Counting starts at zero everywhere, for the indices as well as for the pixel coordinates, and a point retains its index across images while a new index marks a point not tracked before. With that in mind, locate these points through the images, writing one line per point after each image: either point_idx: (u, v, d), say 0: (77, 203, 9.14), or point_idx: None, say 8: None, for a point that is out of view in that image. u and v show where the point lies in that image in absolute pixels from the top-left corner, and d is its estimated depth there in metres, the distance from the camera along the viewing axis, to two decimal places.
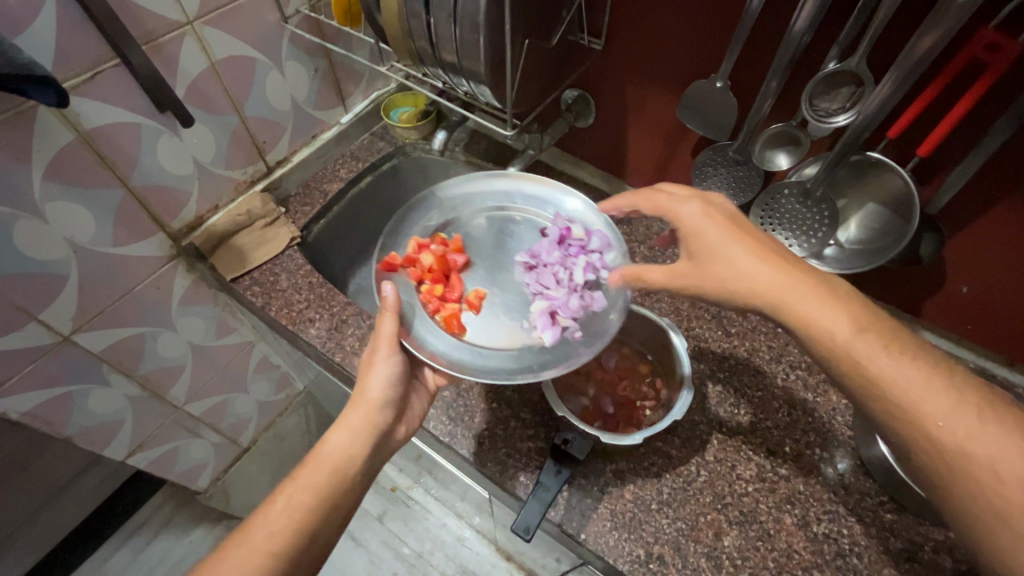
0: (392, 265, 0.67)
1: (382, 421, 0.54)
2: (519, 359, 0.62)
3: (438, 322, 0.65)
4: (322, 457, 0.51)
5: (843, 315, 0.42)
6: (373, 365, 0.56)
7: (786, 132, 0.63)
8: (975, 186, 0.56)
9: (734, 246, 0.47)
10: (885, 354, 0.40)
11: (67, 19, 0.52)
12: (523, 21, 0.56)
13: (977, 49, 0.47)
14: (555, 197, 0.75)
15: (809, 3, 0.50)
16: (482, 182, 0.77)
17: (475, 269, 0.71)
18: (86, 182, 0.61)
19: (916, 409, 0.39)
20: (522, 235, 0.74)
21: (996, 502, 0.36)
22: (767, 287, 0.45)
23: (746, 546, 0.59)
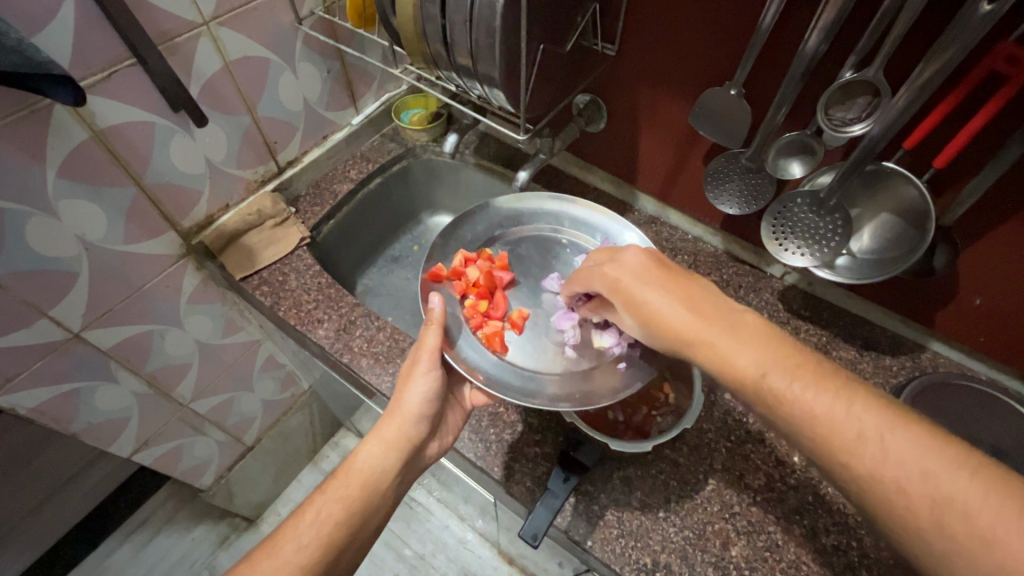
0: (438, 276, 0.69)
1: (415, 434, 0.57)
2: (564, 385, 0.62)
3: (479, 338, 0.65)
4: (355, 470, 0.54)
5: (753, 356, 0.44)
6: (414, 376, 0.57)
7: (799, 141, 0.62)
8: (992, 198, 0.56)
9: (646, 297, 0.51)
10: (792, 382, 0.41)
11: (84, 18, 0.53)
12: (539, 26, 0.56)
13: (997, 61, 0.47)
14: (604, 224, 0.76)
15: (827, 12, 0.49)
16: (534, 202, 0.78)
17: (523, 288, 0.74)
18: (100, 181, 0.61)
19: (825, 435, 0.39)
20: (567, 258, 0.76)
21: (910, 520, 0.36)
22: (688, 333, 0.48)
23: (754, 556, 0.58)
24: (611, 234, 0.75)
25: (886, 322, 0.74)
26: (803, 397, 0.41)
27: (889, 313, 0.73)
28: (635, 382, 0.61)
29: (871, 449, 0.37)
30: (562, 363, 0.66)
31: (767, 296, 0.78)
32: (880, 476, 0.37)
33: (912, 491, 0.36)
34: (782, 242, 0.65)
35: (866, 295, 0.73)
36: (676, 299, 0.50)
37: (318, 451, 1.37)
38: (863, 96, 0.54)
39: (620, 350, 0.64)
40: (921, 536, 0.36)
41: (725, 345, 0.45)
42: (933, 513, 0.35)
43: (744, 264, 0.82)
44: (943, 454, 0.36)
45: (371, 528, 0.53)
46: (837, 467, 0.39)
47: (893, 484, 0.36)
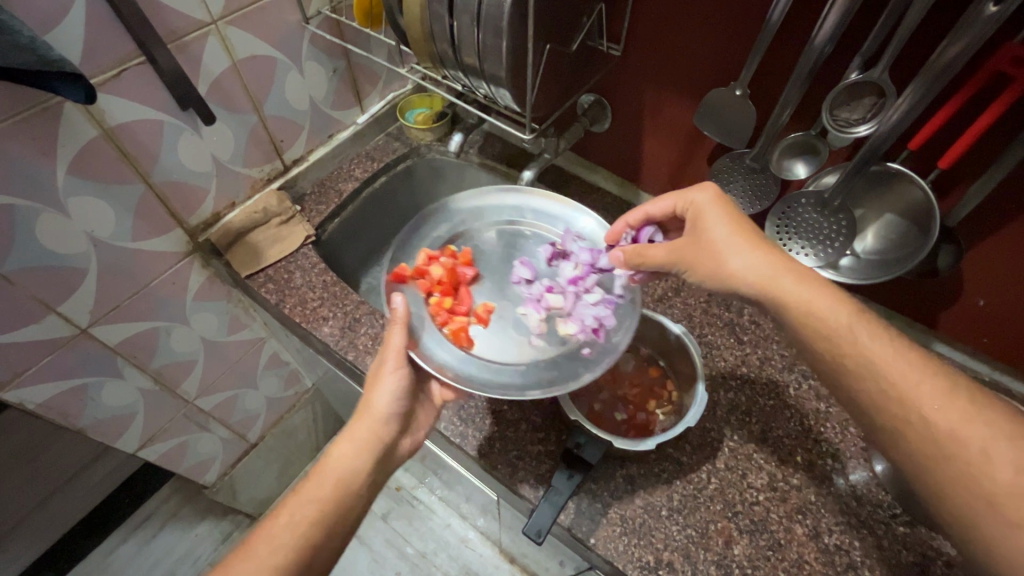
0: (401, 277, 0.67)
1: (386, 434, 0.56)
2: (532, 372, 0.63)
3: (446, 335, 0.65)
4: (328, 470, 0.52)
5: (842, 313, 0.46)
6: (381, 376, 0.57)
7: (805, 141, 0.63)
8: (997, 199, 0.56)
9: (719, 235, 0.53)
10: (884, 343, 0.44)
11: (94, 16, 0.53)
12: (545, 26, 0.56)
13: (1002, 62, 0.47)
14: (566, 214, 0.76)
15: (833, 13, 0.50)
16: (493, 197, 0.78)
17: (487, 282, 0.73)
18: (109, 178, 0.62)
19: (913, 394, 0.42)
20: (531, 250, 0.76)
21: (985, 483, 0.38)
22: (751, 275, 0.50)
23: (757, 556, 0.58)
24: (571, 224, 0.76)
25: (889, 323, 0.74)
26: (887, 358, 0.44)
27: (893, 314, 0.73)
28: (599, 364, 0.62)
29: (955, 412, 0.40)
30: (529, 353, 0.66)
31: None
32: (962, 440, 0.39)
33: (994, 458, 0.38)
34: (786, 242, 0.65)
35: (870, 295, 0.73)
36: (750, 241, 0.52)
37: (321, 448, 1.37)
38: (869, 97, 0.54)
39: (584, 336, 0.66)
40: (994, 501, 0.38)
41: (805, 293, 0.48)
42: (1013, 479, 0.37)
43: None
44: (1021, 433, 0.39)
45: (348, 527, 0.51)
46: (915, 430, 0.41)
47: (977, 448, 0.39)
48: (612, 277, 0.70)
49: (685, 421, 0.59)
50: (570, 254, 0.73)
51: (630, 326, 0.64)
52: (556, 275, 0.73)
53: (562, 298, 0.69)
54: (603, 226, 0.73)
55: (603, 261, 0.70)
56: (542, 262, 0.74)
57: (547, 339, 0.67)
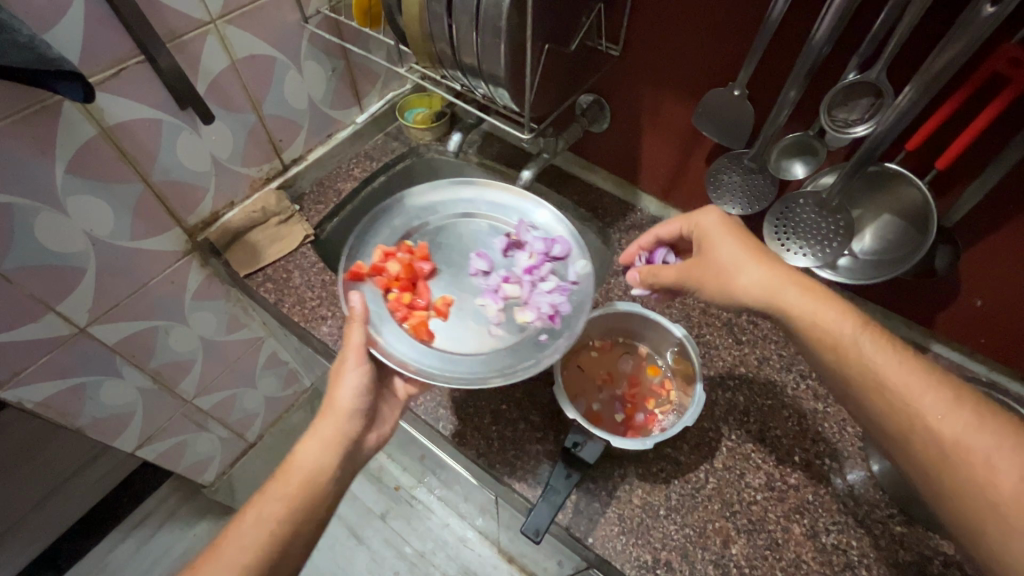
0: (358, 275, 0.67)
1: (351, 430, 0.56)
2: (492, 362, 0.63)
3: (406, 330, 0.65)
4: (295, 468, 0.53)
5: (848, 322, 0.47)
6: (343, 374, 0.57)
7: (803, 141, 0.63)
8: (995, 200, 0.56)
9: (727, 254, 0.53)
10: (890, 354, 0.45)
11: (94, 15, 0.53)
12: (543, 26, 0.56)
13: (1000, 63, 0.47)
14: (520, 205, 0.76)
15: (831, 12, 0.50)
16: (447, 191, 0.77)
17: (445, 275, 0.71)
18: (108, 177, 0.62)
19: (916, 403, 0.43)
20: (487, 241, 0.74)
21: (990, 491, 0.39)
22: (757, 291, 0.50)
23: (755, 555, 0.59)
24: (525, 214, 0.75)
25: (887, 323, 0.74)
26: (890, 367, 0.44)
27: (891, 314, 0.73)
28: (557, 349, 0.63)
29: (960, 421, 0.41)
30: (490, 344, 0.66)
31: None
32: (967, 448, 0.40)
33: (999, 466, 0.39)
34: (785, 243, 0.66)
35: (868, 296, 0.73)
36: (759, 257, 0.51)
37: None
38: (866, 97, 0.55)
39: (541, 323, 0.67)
40: (999, 508, 0.38)
41: (812, 307, 0.48)
42: (1017, 487, 0.38)
43: None
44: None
45: (317, 523, 0.53)
46: (921, 438, 0.42)
47: (981, 456, 0.39)
48: (566, 265, 0.71)
49: (683, 420, 0.60)
50: (525, 243, 0.73)
51: (585, 310, 0.66)
52: (512, 265, 0.72)
53: (518, 287, 0.69)
54: (558, 216, 0.74)
55: (557, 250, 0.71)
56: (497, 253, 0.73)
57: (506, 327, 0.68)
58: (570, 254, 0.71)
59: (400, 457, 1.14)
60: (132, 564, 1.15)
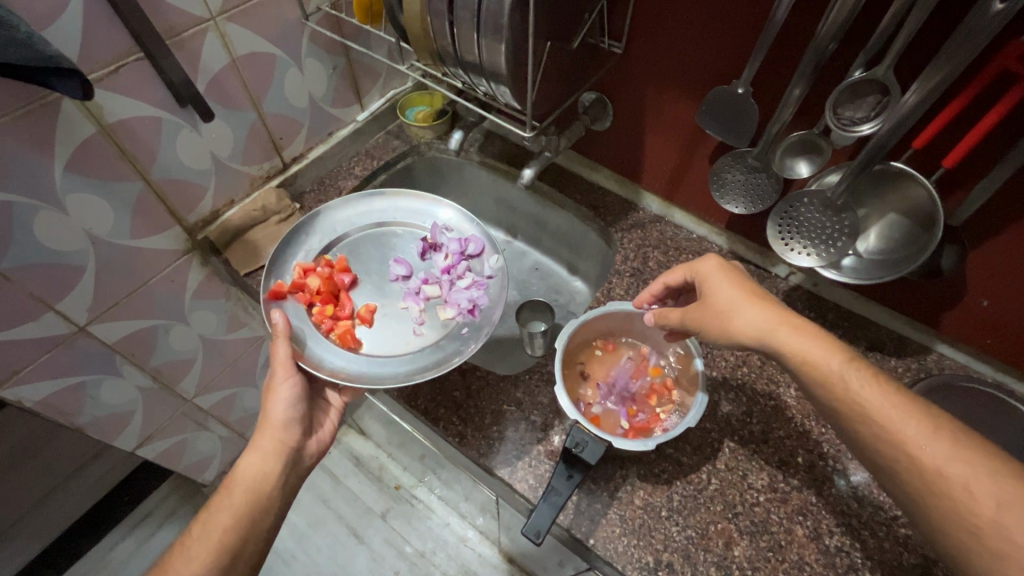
0: (279, 293, 0.69)
1: (291, 437, 0.58)
2: (417, 358, 0.67)
3: (333, 340, 0.68)
4: (237, 483, 0.54)
5: (837, 357, 0.46)
6: (274, 388, 0.59)
7: (808, 140, 0.62)
8: (1001, 201, 0.55)
9: (724, 295, 0.53)
10: (874, 385, 0.44)
11: (92, 12, 0.53)
12: (545, 23, 0.56)
13: (1009, 60, 0.46)
14: (429, 209, 0.81)
15: (838, 9, 0.49)
16: (360, 205, 0.79)
17: (367, 284, 0.75)
18: (107, 175, 0.61)
19: (900, 434, 0.42)
20: (405, 249, 0.79)
21: (969, 519, 0.38)
22: (751, 329, 0.50)
23: (757, 557, 0.58)
24: (434, 217, 0.80)
25: (892, 324, 0.73)
26: (875, 400, 0.43)
27: (896, 314, 0.72)
28: (478, 338, 0.68)
29: (941, 450, 0.40)
30: (415, 343, 0.70)
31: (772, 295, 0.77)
32: (947, 476, 0.40)
33: (978, 494, 0.38)
34: (788, 242, 0.65)
35: (873, 296, 0.72)
36: (757, 299, 0.52)
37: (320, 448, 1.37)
38: (873, 95, 0.54)
39: (462, 317, 0.72)
40: (977, 535, 0.38)
41: (803, 344, 0.48)
42: (994, 516, 0.38)
43: (749, 264, 0.81)
44: (1006, 470, 0.39)
45: (265, 526, 0.54)
46: (903, 465, 0.41)
47: (960, 484, 0.39)
48: (482, 261, 0.77)
49: (688, 420, 0.59)
50: (441, 245, 0.78)
51: (501, 302, 0.72)
52: (431, 267, 0.77)
53: (438, 287, 0.75)
54: (463, 214, 0.79)
55: (471, 248, 0.76)
56: (415, 258, 0.78)
57: (431, 326, 0.72)
58: (483, 250, 0.77)
59: (401, 456, 1.13)
60: (134, 562, 1.15)
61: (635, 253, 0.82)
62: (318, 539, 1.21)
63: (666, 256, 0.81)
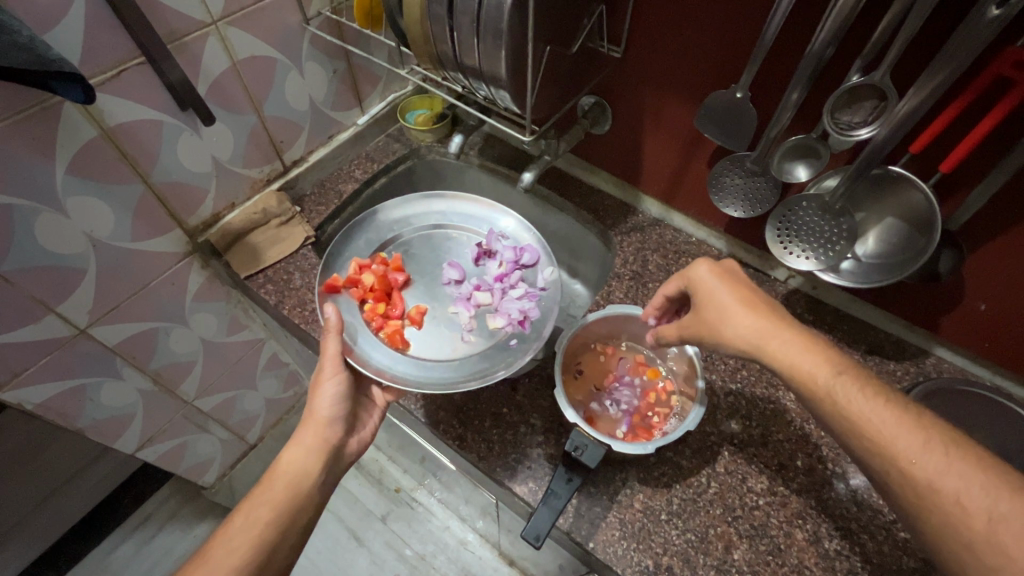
0: (334, 287, 0.71)
1: (332, 437, 0.59)
2: (463, 368, 0.68)
3: (382, 338, 0.69)
4: (278, 476, 0.54)
5: (823, 364, 0.46)
6: (321, 384, 0.60)
7: (806, 145, 0.63)
8: (998, 206, 0.55)
9: (723, 296, 0.53)
10: (861, 397, 0.44)
11: (95, 17, 0.53)
12: (545, 28, 0.56)
13: (1005, 66, 0.46)
14: (489, 216, 0.82)
15: (834, 16, 0.49)
16: (419, 204, 0.82)
17: (420, 285, 0.77)
18: (108, 178, 0.62)
19: (890, 446, 0.42)
20: (458, 252, 0.80)
21: (964, 532, 0.38)
22: (744, 334, 0.50)
23: (757, 560, 0.58)
24: (494, 224, 0.81)
25: (889, 327, 0.73)
26: (863, 408, 0.43)
27: (895, 318, 0.72)
28: (526, 352, 0.68)
29: (931, 462, 0.40)
30: (462, 349, 0.71)
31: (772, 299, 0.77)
32: (940, 490, 0.39)
33: (970, 506, 0.39)
34: (787, 245, 0.66)
35: (871, 299, 0.73)
36: (745, 297, 0.52)
37: None
38: (871, 100, 0.54)
39: (510, 328, 0.72)
40: (971, 548, 0.38)
41: (791, 355, 0.48)
42: (988, 528, 0.38)
43: (749, 267, 0.81)
44: (1002, 482, 0.39)
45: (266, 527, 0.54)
46: (895, 478, 0.41)
47: (952, 496, 0.39)
48: (535, 272, 0.76)
49: (685, 424, 0.59)
50: (495, 252, 0.79)
51: (552, 317, 0.71)
52: (484, 274, 0.78)
53: (489, 295, 0.75)
54: (524, 225, 0.79)
55: (526, 258, 0.76)
56: (469, 262, 0.79)
57: (478, 333, 0.73)
58: (538, 261, 0.77)
59: (401, 459, 1.14)
60: (133, 565, 1.15)
61: (635, 256, 0.82)
62: (318, 542, 1.21)
63: (666, 259, 0.81)
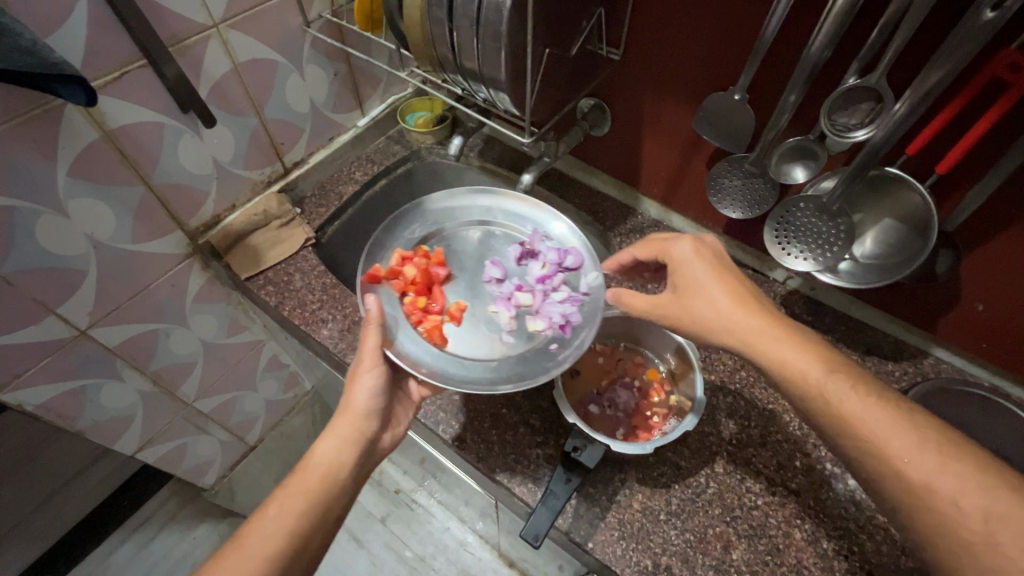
0: (376, 277, 0.69)
1: (368, 429, 0.57)
2: (499, 369, 0.64)
3: (420, 332, 0.66)
4: (313, 465, 0.53)
5: (814, 362, 0.46)
6: (359, 376, 0.59)
7: (802, 147, 0.63)
8: (994, 207, 0.56)
9: (704, 274, 0.54)
10: (853, 396, 0.44)
11: (97, 20, 0.53)
12: (545, 31, 0.57)
13: (999, 68, 0.47)
14: (534, 215, 0.78)
15: (830, 19, 0.50)
16: (465, 198, 0.79)
17: (462, 281, 0.73)
18: (109, 180, 0.62)
19: (886, 447, 0.42)
20: (501, 249, 0.76)
21: (959, 534, 0.38)
22: (731, 316, 0.51)
23: (755, 560, 0.58)
24: (541, 225, 0.77)
25: (887, 327, 0.74)
26: (856, 408, 0.44)
27: (893, 318, 0.72)
28: (567, 358, 0.64)
29: (926, 462, 0.40)
30: (500, 350, 0.67)
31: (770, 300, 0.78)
32: (934, 491, 0.39)
33: (966, 507, 0.38)
34: (785, 246, 0.66)
35: (868, 300, 0.73)
36: (730, 284, 0.53)
37: None
38: (867, 102, 0.55)
39: (550, 332, 0.68)
40: (968, 550, 0.38)
41: (783, 352, 0.48)
42: (984, 529, 0.38)
43: (748, 268, 0.82)
44: (999, 482, 0.39)
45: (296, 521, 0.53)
46: (890, 480, 0.41)
47: (947, 498, 0.39)
48: (578, 276, 0.72)
49: (683, 424, 0.60)
50: (539, 253, 0.74)
51: (595, 323, 0.67)
52: (526, 274, 0.74)
53: (530, 296, 0.71)
54: (574, 232, 0.75)
55: (569, 261, 0.72)
56: (511, 262, 0.75)
57: (517, 335, 0.69)
58: (583, 265, 0.72)
59: (400, 460, 1.14)
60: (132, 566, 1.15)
61: None
62: None
63: None
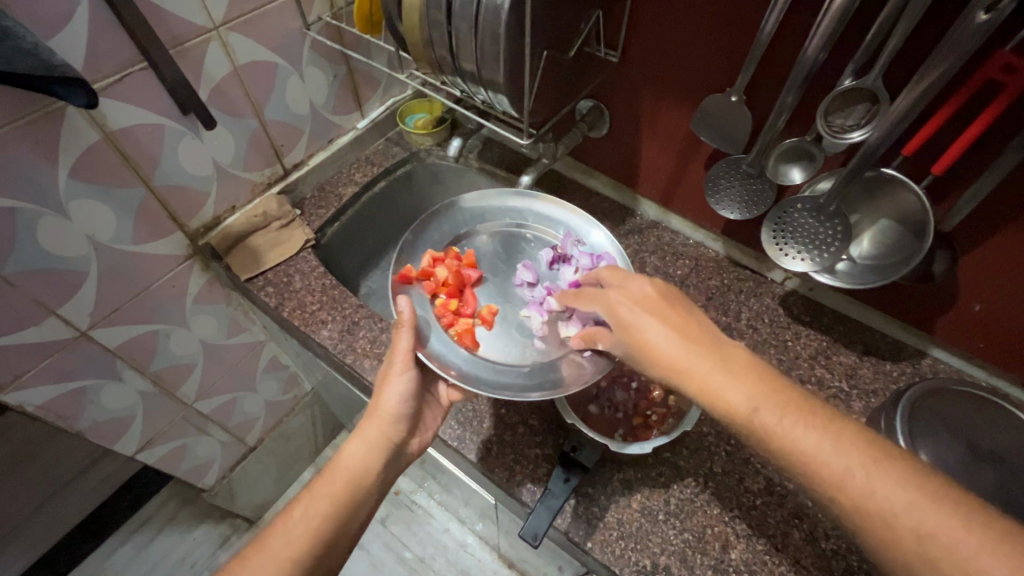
0: (407, 278, 0.70)
1: (397, 434, 0.57)
2: (531, 376, 0.64)
3: (451, 335, 0.67)
4: (339, 469, 0.54)
5: (744, 390, 0.43)
6: (389, 379, 0.58)
7: (799, 147, 0.64)
8: (991, 207, 0.56)
9: (634, 315, 0.51)
10: (785, 422, 0.41)
11: (98, 22, 0.54)
12: (542, 33, 0.57)
13: (994, 69, 0.47)
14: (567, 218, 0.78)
15: (826, 21, 0.50)
16: (499, 199, 0.80)
17: (490, 284, 0.76)
18: (111, 181, 0.62)
19: (821, 470, 0.39)
20: (533, 253, 0.78)
21: (895, 551, 0.36)
22: (666, 357, 0.47)
23: (754, 560, 0.59)
24: (575, 229, 0.77)
25: (885, 328, 0.74)
26: (793, 435, 0.40)
27: (891, 319, 0.73)
28: (601, 368, 0.63)
29: (861, 480, 0.38)
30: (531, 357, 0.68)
31: (768, 301, 0.79)
32: (867, 508, 0.37)
33: (898, 523, 0.36)
34: (783, 247, 0.66)
35: (867, 301, 0.73)
36: (659, 315, 0.50)
37: (320, 453, 1.37)
38: (863, 103, 0.55)
39: None
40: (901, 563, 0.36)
41: (715, 382, 0.44)
42: (917, 543, 0.35)
43: (747, 269, 0.82)
44: (936, 494, 0.36)
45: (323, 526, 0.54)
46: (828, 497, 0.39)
47: (879, 515, 0.37)
48: None
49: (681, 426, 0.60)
50: (571, 258, 0.74)
51: None
52: (559, 279, 0.75)
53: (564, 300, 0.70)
54: (611, 240, 0.74)
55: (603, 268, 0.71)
56: (543, 266, 0.76)
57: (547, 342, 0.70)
58: None
59: None
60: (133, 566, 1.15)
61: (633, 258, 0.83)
62: None
63: (663, 261, 0.83)
